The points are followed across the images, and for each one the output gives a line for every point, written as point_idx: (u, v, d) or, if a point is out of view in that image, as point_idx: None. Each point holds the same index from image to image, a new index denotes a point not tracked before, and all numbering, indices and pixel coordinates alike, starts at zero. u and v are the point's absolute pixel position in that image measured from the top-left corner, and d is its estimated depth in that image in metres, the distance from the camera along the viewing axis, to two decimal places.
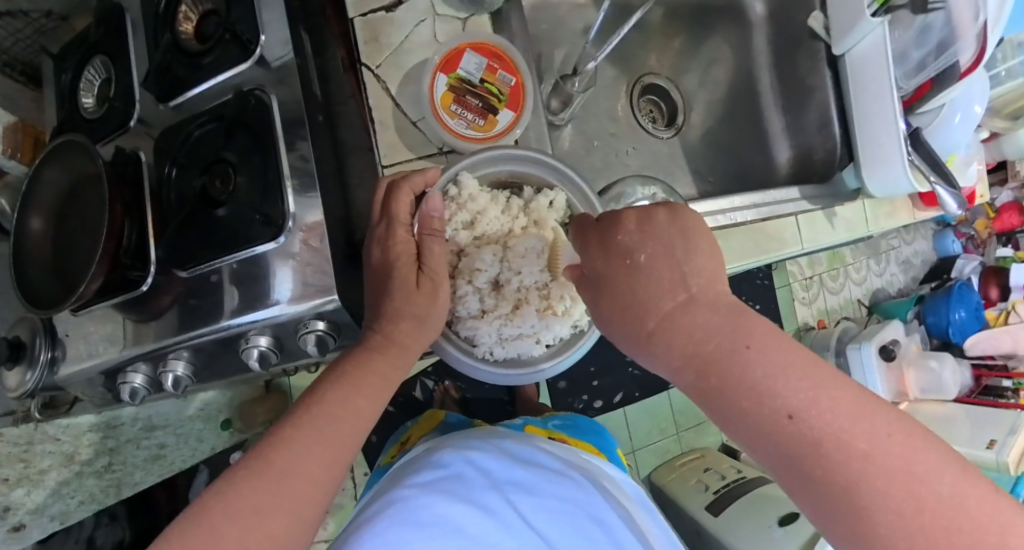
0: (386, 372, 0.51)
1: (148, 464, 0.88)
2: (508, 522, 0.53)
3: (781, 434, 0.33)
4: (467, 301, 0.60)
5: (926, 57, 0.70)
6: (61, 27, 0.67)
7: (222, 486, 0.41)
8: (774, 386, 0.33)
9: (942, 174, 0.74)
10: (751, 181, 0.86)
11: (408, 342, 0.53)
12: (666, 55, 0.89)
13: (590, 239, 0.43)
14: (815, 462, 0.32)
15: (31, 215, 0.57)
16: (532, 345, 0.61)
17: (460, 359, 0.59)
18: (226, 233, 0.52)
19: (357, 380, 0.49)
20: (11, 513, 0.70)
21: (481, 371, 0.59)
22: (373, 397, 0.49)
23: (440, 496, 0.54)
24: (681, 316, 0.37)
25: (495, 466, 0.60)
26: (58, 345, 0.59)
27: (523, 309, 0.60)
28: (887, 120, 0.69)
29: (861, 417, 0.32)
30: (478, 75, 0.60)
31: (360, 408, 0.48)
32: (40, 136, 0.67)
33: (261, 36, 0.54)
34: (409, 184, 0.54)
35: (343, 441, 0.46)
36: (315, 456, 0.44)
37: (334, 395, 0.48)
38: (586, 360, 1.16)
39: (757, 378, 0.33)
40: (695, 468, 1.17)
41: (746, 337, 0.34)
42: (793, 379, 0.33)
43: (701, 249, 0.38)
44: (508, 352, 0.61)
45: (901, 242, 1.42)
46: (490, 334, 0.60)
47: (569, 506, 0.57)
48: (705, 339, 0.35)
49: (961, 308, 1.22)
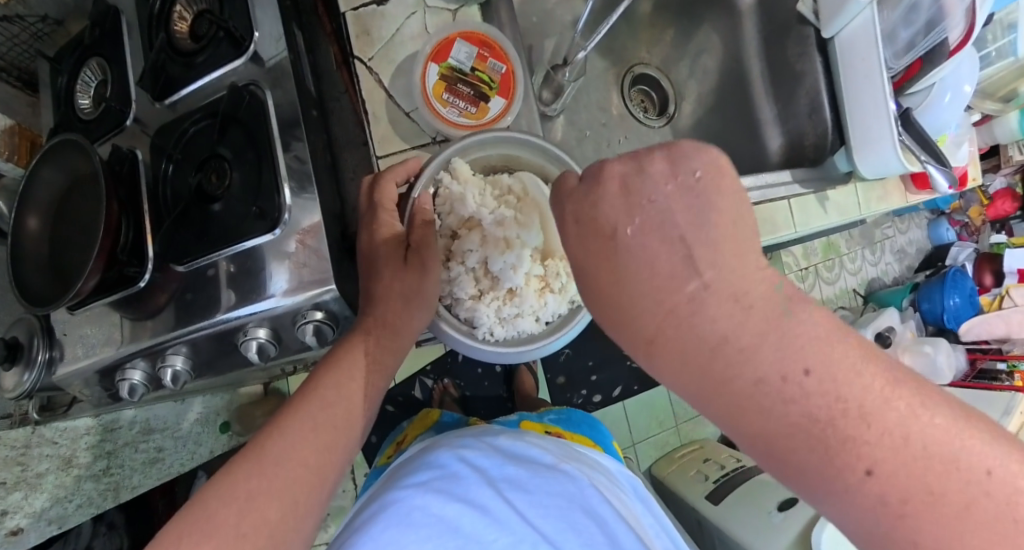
0: (378, 356, 0.51)
1: (146, 467, 0.88)
2: (502, 519, 0.52)
3: (852, 491, 0.26)
4: (462, 283, 0.60)
5: (915, 37, 0.70)
6: (57, 31, 0.67)
7: (221, 477, 0.41)
8: (846, 427, 0.25)
9: (932, 153, 0.73)
10: (743, 168, 0.87)
11: (400, 326, 0.53)
12: (658, 47, 0.91)
13: (561, 208, 0.33)
14: (893, 523, 0.25)
15: (27, 214, 0.57)
16: (531, 324, 0.61)
17: (463, 342, 0.58)
18: (222, 226, 0.52)
19: (348, 367, 0.49)
20: (8, 517, 0.69)
21: (485, 353, 0.58)
22: (366, 383, 0.50)
23: (435, 496, 0.54)
24: (698, 315, 0.28)
25: (488, 463, 0.60)
26: (55, 346, 0.59)
27: (522, 289, 0.60)
28: (877, 98, 0.69)
29: (961, 444, 0.25)
30: (469, 64, 0.60)
31: (353, 395, 0.48)
32: (36, 140, 0.67)
33: (255, 32, 0.55)
34: (392, 174, 0.56)
35: (338, 426, 0.46)
36: (310, 441, 0.44)
37: (326, 384, 0.48)
38: (584, 355, 1.17)
39: (809, 419, 0.26)
40: (694, 460, 1.17)
41: (801, 359, 0.26)
42: (881, 415, 0.25)
43: (719, 222, 0.29)
44: (509, 332, 0.61)
45: (895, 232, 1.43)
46: (490, 317, 0.60)
47: (564, 499, 0.56)
48: (742, 361, 0.27)
49: (956, 294, 1.22)
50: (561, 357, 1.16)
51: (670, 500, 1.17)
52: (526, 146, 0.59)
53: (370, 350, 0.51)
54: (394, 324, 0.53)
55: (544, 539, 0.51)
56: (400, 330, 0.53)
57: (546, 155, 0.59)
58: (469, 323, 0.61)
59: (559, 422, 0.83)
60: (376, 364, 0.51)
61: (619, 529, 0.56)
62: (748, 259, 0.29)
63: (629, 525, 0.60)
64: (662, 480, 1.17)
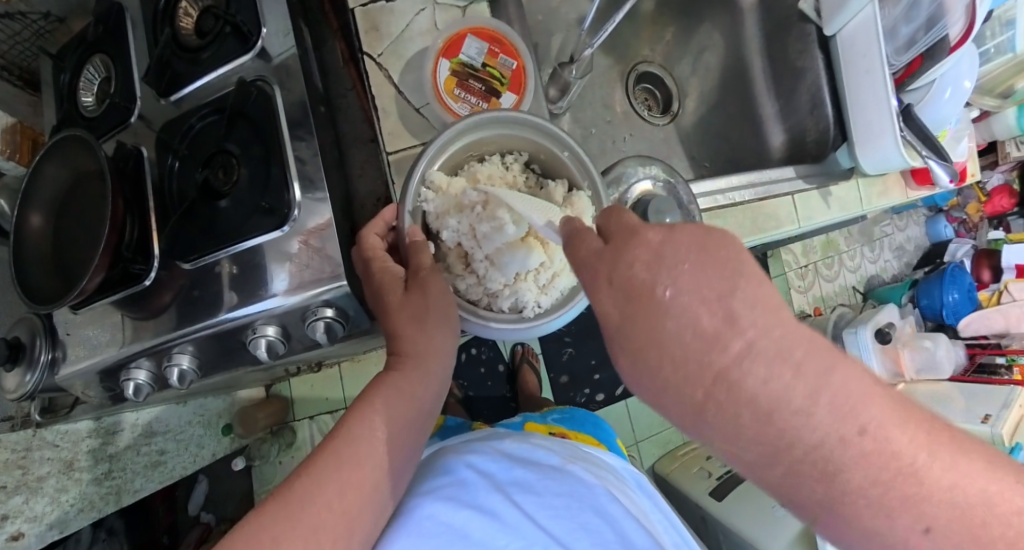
0: (405, 389, 0.49)
1: (148, 470, 0.87)
2: (513, 523, 0.53)
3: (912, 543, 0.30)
4: (492, 276, 0.55)
5: (916, 32, 0.71)
6: (59, 29, 0.66)
7: (251, 516, 0.42)
8: (903, 486, 0.29)
9: (933, 148, 0.74)
10: (744, 164, 0.88)
11: (427, 356, 0.51)
12: (660, 46, 0.92)
13: (595, 274, 0.36)
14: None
15: (30, 212, 0.56)
16: (569, 277, 0.57)
17: (510, 332, 0.53)
18: (228, 223, 0.52)
19: (375, 399, 0.48)
20: (8, 521, 0.67)
21: (534, 330, 0.53)
22: (395, 417, 0.48)
23: (444, 503, 0.54)
24: (747, 379, 0.30)
25: (495, 467, 0.60)
26: (58, 346, 0.58)
27: (549, 249, 0.56)
28: (877, 95, 0.70)
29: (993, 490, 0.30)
30: (479, 60, 0.61)
31: (380, 431, 0.47)
32: (38, 138, 0.67)
33: (262, 28, 0.55)
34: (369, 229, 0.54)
35: (363, 464, 0.45)
36: (338, 484, 0.44)
37: (356, 421, 0.47)
38: (586, 354, 1.18)
39: (862, 480, 0.30)
40: (697, 458, 1.18)
41: (855, 420, 0.29)
42: (931, 473, 0.29)
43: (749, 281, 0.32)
44: (552, 296, 0.56)
45: (894, 229, 1.45)
46: (534, 291, 0.55)
47: (573, 499, 0.57)
48: (799, 424, 0.29)
49: (954, 290, 1.23)
50: (564, 356, 1.17)
51: (674, 498, 1.17)
52: (481, 129, 0.55)
53: (400, 387, 0.49)
54: (417, 353, 0.50)
55: (555, 542, 0.52)
56: (428, 360, 0.51)
57: (510, 128, 0.56)
58: (513, 309, 0.56)
59: (562, 422, 0.84)
60: (407, 399, 0.49)
61: (630, 527, 0.57)
62: (786, 316, 0.31)
63: (640, 522, 0.61)
64: (666, 478, 1.18)
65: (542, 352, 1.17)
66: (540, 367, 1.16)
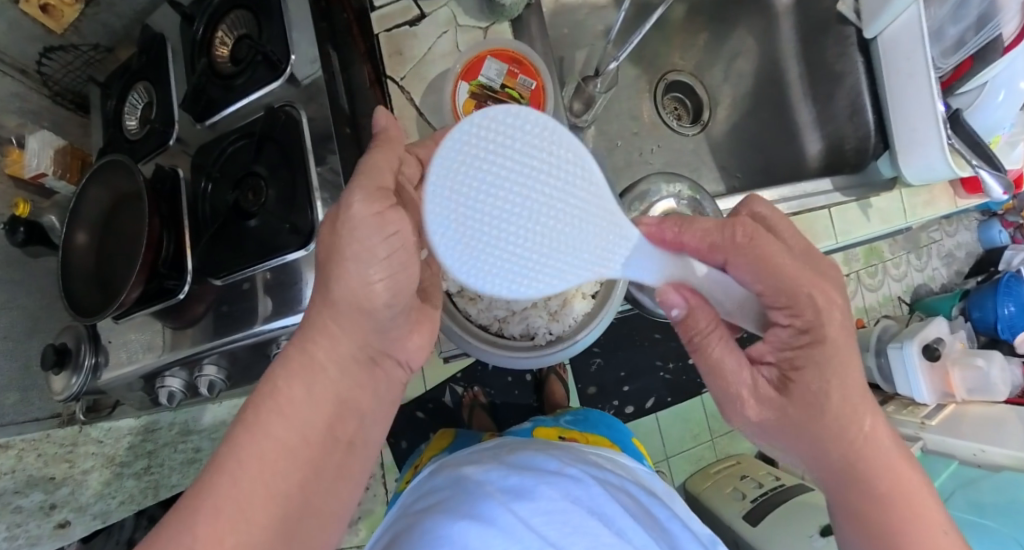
0: (284, 391, 0.43)
1: (183, 467, 0.90)
2: (507, 526, 0.50)
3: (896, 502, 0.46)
4: (494, 307, 0.59)
5: (965, 33, 0.68)
6: (107, 58, 0.70)
7: None
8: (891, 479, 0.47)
9: (984, 156, 0.70)
10: (780, 173, 0.86)
11: (313, 338, 0.44)
12: (691, 52, 0.89)
13: (709, 342, 0.48)
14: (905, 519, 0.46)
15: (76, 229, 0.59)
16: (581, 303, 0.60)
17: (526, 359, 0.57)
18: (258, 240, 0.54)
19: (251, 426, 0.41)
20: (57, 511, 0.71)
21: (547, 358, 0.56)
22: (268, 455, 0.41)
23: (445, 518, 0.52)
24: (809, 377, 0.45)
25: (495, 475, 0.57)
26: (101, 351, 0.61)
27: None
28: (924, 102, 0.67)
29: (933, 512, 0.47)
30: (499, 81, 0.60)
31: (250, 470, 0.40)
32: (87, 158, 0.70)
33: (291, 55, 0.56)
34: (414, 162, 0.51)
35: (225, 511, 0.39)
36: (205, 529, 0.38)
37: (236, 446, 0.41)
38: (615, 366, 1.16)
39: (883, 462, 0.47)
40: (731, 476, 1.14)
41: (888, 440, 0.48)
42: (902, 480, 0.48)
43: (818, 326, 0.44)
44: (563, 325, 0.59)
45: (944, 234, 1.38)
46: (545, 317, 0.59)
47: (567, 502, 0.53)
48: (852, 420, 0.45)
49: (1010, 302, 1.17)
50: (592, 368, 1.16)
51: (706, 517, 1.14)
52: None
53: (280, 385, 0.43)
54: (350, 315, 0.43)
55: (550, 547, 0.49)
56: (312, 342, 0.44)
57: None
58: (524, 336, 0.59)
59: (574, 423, 0.82)
60: (288, 403, 0.43)
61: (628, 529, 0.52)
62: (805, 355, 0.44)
63: (645, 524, 0.56)
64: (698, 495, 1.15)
65: (571, 363, 1.16)
66: (567, 378, 1.15)
